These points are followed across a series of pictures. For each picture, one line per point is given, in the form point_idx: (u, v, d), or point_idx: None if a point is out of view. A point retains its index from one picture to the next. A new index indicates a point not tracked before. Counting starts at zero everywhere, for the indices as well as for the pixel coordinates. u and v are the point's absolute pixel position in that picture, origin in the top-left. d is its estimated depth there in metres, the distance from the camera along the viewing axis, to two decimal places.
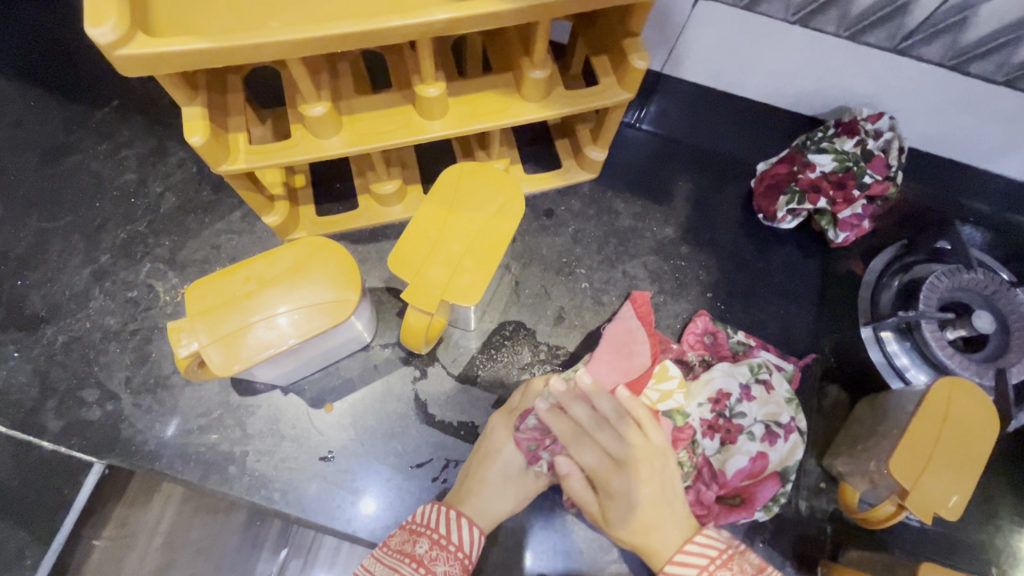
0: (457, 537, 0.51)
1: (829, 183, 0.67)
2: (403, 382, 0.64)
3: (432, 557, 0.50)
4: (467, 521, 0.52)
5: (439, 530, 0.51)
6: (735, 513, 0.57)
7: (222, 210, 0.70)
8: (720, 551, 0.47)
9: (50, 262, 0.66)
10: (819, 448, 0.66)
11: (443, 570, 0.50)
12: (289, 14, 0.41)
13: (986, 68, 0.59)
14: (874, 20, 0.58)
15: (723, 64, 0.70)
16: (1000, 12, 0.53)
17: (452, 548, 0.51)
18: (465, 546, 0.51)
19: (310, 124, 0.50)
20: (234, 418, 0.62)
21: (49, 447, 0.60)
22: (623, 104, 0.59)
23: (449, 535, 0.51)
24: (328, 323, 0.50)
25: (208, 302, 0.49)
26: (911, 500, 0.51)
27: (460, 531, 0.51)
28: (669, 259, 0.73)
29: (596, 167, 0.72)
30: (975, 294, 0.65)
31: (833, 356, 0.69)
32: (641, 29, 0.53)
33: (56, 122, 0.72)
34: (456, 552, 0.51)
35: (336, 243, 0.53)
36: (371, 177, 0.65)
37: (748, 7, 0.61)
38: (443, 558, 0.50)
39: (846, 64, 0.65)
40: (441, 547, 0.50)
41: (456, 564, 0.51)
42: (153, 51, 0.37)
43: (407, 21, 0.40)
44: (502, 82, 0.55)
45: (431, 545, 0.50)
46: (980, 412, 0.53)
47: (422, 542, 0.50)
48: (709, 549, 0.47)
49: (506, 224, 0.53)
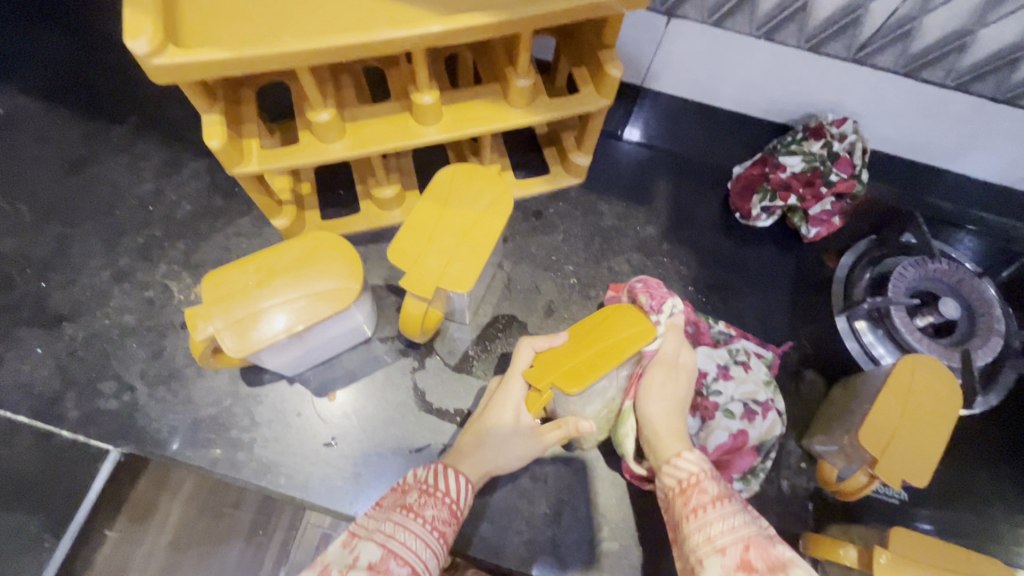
0: (445, 484, 0.51)
1: (799, 181, 0.72)
2: (402, 372, 0.69)
3: (420, 502, 0.49)
4: (454, 471, 0.53)
5: (426, 481, 0.51)
6: None
7: (233, 216, 0.75)
8: (695, 472, 0.50)
9: (71, 264, 0.71)
10: (798, 429, 0.69)
11: (432, 515, 0.49)
12: (299, 29, 0.47)
13: (936, 74, 0.64)
14: (830, 32, 0.63)
15: (697, 75, 0.76)
16: (942, 23, 0.59)
17: (439, 494, 0.51)
18: (454, 493, 0.51)
19: (316, 129, 0.55)
20: (243, 407, 0.66)
21: (67, 436, 0.63)
22: (602, 110, 0.64)
23: (436, 483, 0.51)
24: (332, 309, 0.54)
25: (221, 291, 0.54)
26: (881, 470, 0.54)
27: (447, 480, 0.52)
28: (652, 256, 0.78)
29: (581, 172, 0.77)
30: (942, 283, 0.69)
31: (810, 343, 0.73)
32: (615, 42, 0.59)
33: (80, 138, 0.77)
34: (443, 498, 0.51)
35: (339, 237, 0.57)
36: (372, 182, 0.71)
37: (716, 23, 0.67)
38: (430, 503, 0.49)
39: (809, 73, 0.70)
40: (428, 493, 0.50)
41: (445, 510, 0.50)
42: (180, 60, 0.42)
43: (403, 33, 0.45)
44: (490, 92, 0.61)
45: (419, 493, 0.50)
46: (942, 387, 0.57)
47: (411, 492, 0.50)
48: (703, 462, 0.51)
49: (496, 217, 0.58)
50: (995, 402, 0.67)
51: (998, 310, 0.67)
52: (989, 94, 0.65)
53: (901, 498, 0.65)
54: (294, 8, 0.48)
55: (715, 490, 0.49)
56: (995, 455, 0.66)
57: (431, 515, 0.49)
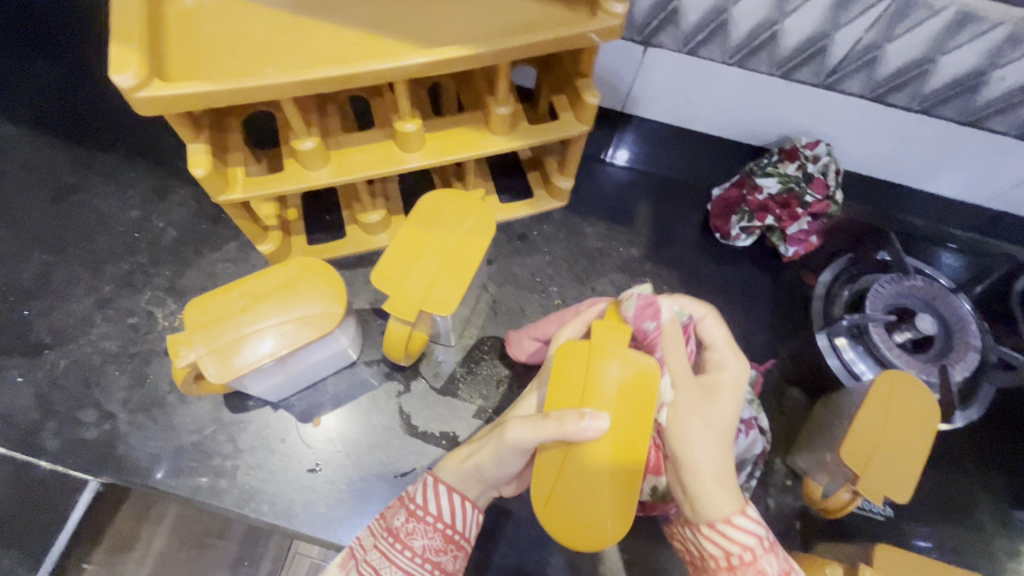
0: (434, 507, 0.51)
1: (775, 203, 0.74)
2: (388, 396, 0.69)
3: (409, 531, 0.50)
4: (444, 489, 0.51)
5: (416, 501, 0.51)
6: None
7: (220, 241, 0.75)
8: (750, 546, 0.46)
9: (56, 292, 0.71)
10: (782, 447, 0.70)
11: (422, 544, 0.50)
12: (282, 62, 0.48)
13: (902, 99, 0.66)
14: (800, 60, 0.66)
15: (674, 101, 0.78)
16: (904, 50, 0.61)
17: (429, 519, 0.51)
18: (446, 516, 0.51)
19: (301, 157, 0.56)
20: (226, 434, 0.65)
21: (46, 466, 0.63)
22: (582, 136, 0.66)
23: (426, 506, 0.51)
24: (316, 334, 0.54)
25: (205, 317, 0.54)
26: (861, 486, 0.55)
27: (437, 501, 0.51)
28: (634, 276, 0.79)
29: (564, 195, 0.79)
30: (918, 299, 0.70)
31: (790, 360, 0.74)
32: (591, 71, 0.61)
33: (67, 167, 0.78)
34: (433, 522, 0.51)
35: (324, 262, 0.58)
36: (358, 208, 0.72)
37: (689, 52, 0.69)
38: (420, 530, 0.50)
39: (782, 98, 0.72)
40: (417, 519, 0.50)
41: (437, 536, 0.51)
42: (165, 93, 0.43)
43: (384, 64, 0.47)
44: (472, 120, 0.62)
45: (406, 516, 0.51)
46: (920, 400, 0.58)
47: (400, 514, 0.52)
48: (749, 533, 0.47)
49: (478, 241, 0.59)
50: (976, 417, 0.68)
51: (973, 326, 0.68)
52: (952, 117, 0.67)
53: (885, 514, 0.66)
54: (279, 42, 0.49)
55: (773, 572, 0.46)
56: (977, 469, 0.67)
57: (420, 545, 0.50)
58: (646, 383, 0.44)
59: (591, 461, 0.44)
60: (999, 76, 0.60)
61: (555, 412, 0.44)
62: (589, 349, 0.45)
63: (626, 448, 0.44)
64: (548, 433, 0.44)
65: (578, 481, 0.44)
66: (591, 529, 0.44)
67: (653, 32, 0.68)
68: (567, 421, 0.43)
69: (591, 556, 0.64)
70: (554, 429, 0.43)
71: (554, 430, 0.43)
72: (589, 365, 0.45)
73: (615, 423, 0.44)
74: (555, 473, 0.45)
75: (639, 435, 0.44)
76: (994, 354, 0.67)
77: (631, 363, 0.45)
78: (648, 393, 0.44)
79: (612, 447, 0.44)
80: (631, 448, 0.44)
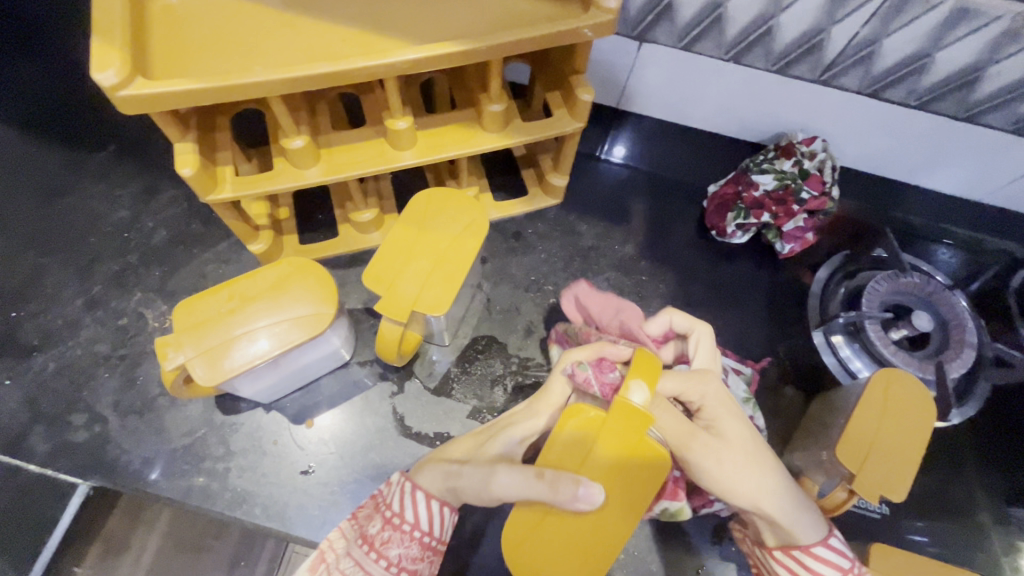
0: (411, 515, 0.49)
1: (771, 200, 0.73)
2: (381, 397, 0.68)
3: (384, 539, 0.49)
4: (421, 496, 0.49)
5: (392, 509, 0.49)
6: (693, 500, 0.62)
7: (211, 241, 0.74)
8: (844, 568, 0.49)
9: (44, 293, 0.70)
10: (779, 445, 0.70)
11: (397, 552, 0.49)
12: (269, 60, 0.47)
13: (899, 94, 0.66)
14: (796, 55, 0.65)
15: (670, 97, 0.77)
16: (901, 45, 0.60)
17: (406, 527, 0.49)
18: (423, 523, 0.49)
19: (290, 156, 0.55)
20: (218, 436, 0.65)
21: (35, 470, 0.62)
22: (576, 132, 0.65)
23: (403, 513, 0.49)
24: (307, 335, 0.54)
25: (194, 319, 0.53)
26: (857, 485, 0.54)
27: (415, 509, 0.49)
28: (630, 274, 0.79)
29: (558, 193, 0.78)
30: (914, 296, 0.70)
31: (787, 358, 0.74)
32: (585, 68, 0.60)
33: (55, 166, 0.77)
34: (409, 530, 0.49)
35: (315, 262, 0.57)
36: (350, 207, 0.71)
37: (685, 47, 0.68)
38: (396, 539, 0.48)
39: (779, 94, 0.72)
40: (393, 528, 0.49)
41: (414, 545, 0.49)
42: (148, 92, 0.42)
43: (373, 61, 0.46)
44: (464, 117, 0.62)
45: (382, 524, 0.49)
46: (916, 399, 0.58)
47: (376, 522, 0.50)
48: (841, 560, 0.49)
49: (471, 240, 0.59)
50: (973, 413, 0.68)
51: (969, 322, 0.68)
52: (950, 113, 0.66)
53: (881, 512, 0.66)
54: (266, 39, 0.48)
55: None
56: (974, 467, 0.67)
57: (395, 554, 0.48)
58: (660, 471, 0.45)
59: (568, 521, 0.46)
60: (996, 71, 0.59)
61: (552, 470, 0.45)
62: (602, 417, 0.45)
63: (609, 518, 0.46)
64: (538, 494, 0.44)
65: (554, 538, 0.46)
66: (550, 574, 0.46)
67: (648, 28, 0.67)
68: (561, 483, 0.44)
69: None
70: (547, 491, 0.44)
71: (541, 489, 0.44)
72: (602, 428, 0.44)
73: (610, 495, 0.45)
74: (535, 522, 0.46)
75: (624, 508, 0.45)
76: (989, 351, 0.68)
77: (640, 443, 0.44)
78: (656, 479, 0.45)
79: (593, 516, 0.45)
80: (612, 520, 0.46)
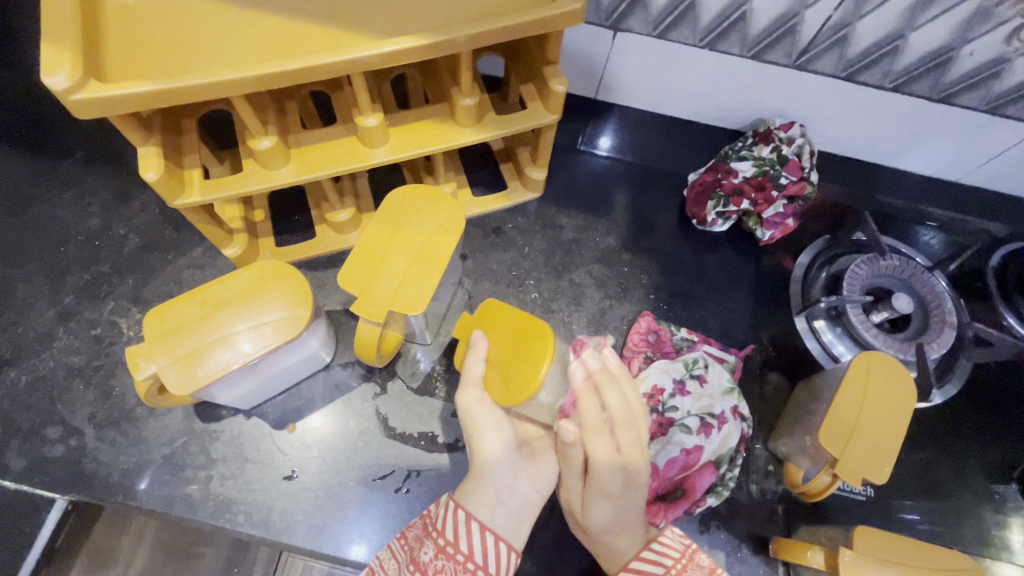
0: (467, 546, 0.48)
1: (751, 186, 0.73)
2: (364, 399, 0.67)
3: (438, 568, 0.48)
4: (478, 527, 0.49)
5: (447, 537, 0.49)
6: (678, 506, 0.62)
7: (185, 247, 0.73)
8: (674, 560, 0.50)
9: (15, 305, 0.69)
10: (765, 431, 0.70)
11: None
12: (230, 59, 0.46)
13: (875, 77, 0.66)
14: (771, 40, 0.64)
15: (648, 87, 0.76)
16: (874, 27, 0.60)
17: (461, 557, 0.48)
18: (477, 556, 0.49)
19: (259, 157, 0.54)
20: (198, 445, 0.64)
21: (11, 486, 0.61)
22: (552, 125, 0.64)
23: (457, 542, 0.49)
24: (283, 339, 0.53)
25: (166, 326, 0.53)
26: (843, 468, 0.55)
27: (469, 540, 0.48)
28: (613, 266, 0.78)
29: (538, 186, 0.78)
30: (894, 278, 0.70)
31: (771, 345, 0.73)
32: (558, 58, 0.59)
33: (21, 175, 0.75)
34: (464, 561, 0.48)
35: (288, 264, 0.56)
36: (326, 207, 0.70)
37: (660, 35, 0.68)
38: (449, 569, 0.48)
39: (756, 81, 0.71)
40: (448, 556, 0.48)
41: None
42: (103, 94, 0.41)
43: (337, 57, 0.45)
44: (437, 113, 0.60)
45: (437, 552, 0.48)
46: (897, 381, 0.58)
47: (429, 548, 0.49)
48: (665, 557, 0.51)
49: (447, 238, 0.58)
50: (954, 391, 0.68)
51: (948, 302, 0.68)
52: (925, 94, 0.66)
53: (867, 495, 0.66)
54: (230, 37, 0.47)
55: None
56: (959, 446, 0.67)
57: None
58: (495, 306, 0.57)
59: (510, 352, 0.55)
60: (969, 51, 0.59)
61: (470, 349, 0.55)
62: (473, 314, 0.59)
63: (504, 327, 0.56)
64: (474, 374, 0.53)
65: (513, 362, 0.54)
66: (540, 351, 0.53)
67: (622, 16, 0.66)
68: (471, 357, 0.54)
69: (576, 551, 0.64)
70: (474, 357, 0.53)
71: (475, 363, 0.53)
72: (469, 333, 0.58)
73: (500, 332, 0.56)
74: (503, 374, 0.54)
75: (499, 315, 0.57)
76: (970, 331, 0.67)
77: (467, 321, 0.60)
78: (491, 308, 0.57)
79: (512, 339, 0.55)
80: (496, 315, 0.57)
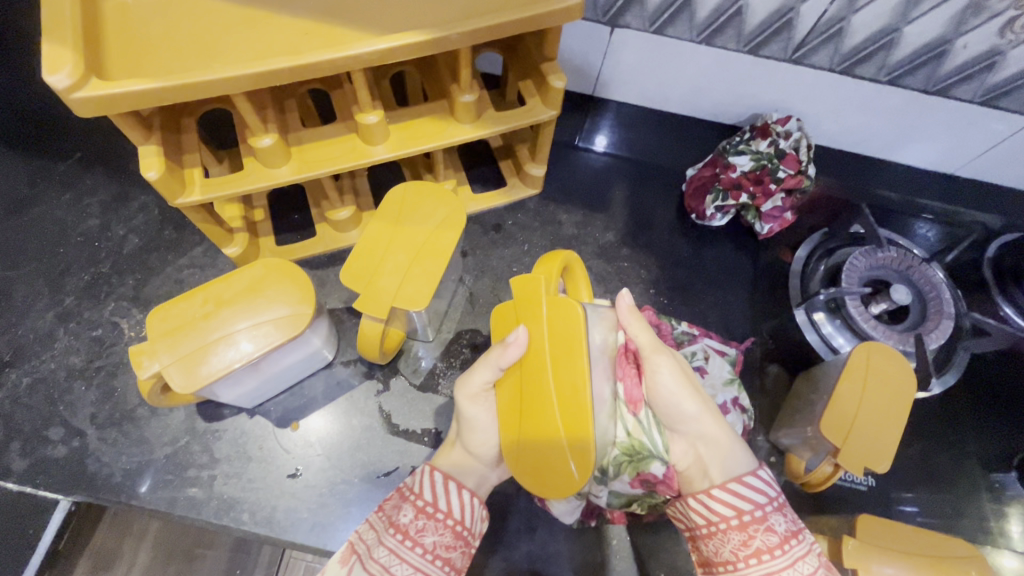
0: (446, 503, 0.49)
1: (748, 180, 0.73)
2: (367, 396, 0.67)
3: (419, 527, 0.47)
4: (456, 486, 0.50)
5: (425, 497, 0.49)
6: None
7: (185, 247, 0.73)
8: (762, 503, 0.48)
9: (14, 306, 0.68)
10: (766, 423, 0.71)
11: (433, 540, 0.47)
12: (230, 56, 0.46)
13: (870, 70, 0.66)
14: (767, 34, 0.65)
15: (645, 83, 0.77)
16: (869, 21, 0.60)
17: (441, 515, 0.48)
18: (456, 511, 0.49)
19: (259, 155, 0.54)
20: (201, 444, 0.64)
21: (13, 488, 0.60)
22: (550, 121, 0.64)
23: (437, 502, 0.49)
24: (285, 337, 0.53)
25: (169, 325, 0.53)
26: (844, 458, 0.55)
27: (450, 498, 0.49)
28: (612, 261, 0.79)
29: (537, 182, 0.78)
30: (892, 270, 0.70)
31: (771, 338, 0.74)
32: (556, 54, 0.60)
33: (19, 176, 0.75)
34: (445, 520, 0.48)
35: (288, 261, 0.56)
36: (326, 205, 0.70)
37: (657, 31, 0.68)
38: (432, 527, 0.48)
39: (752, 76, 0.71)
40: (429, 515, 0.48)
41: (447, 533, 0.48)
42: (105, 92, 0.41)
43: (337, 54, 0.45)
44: (436, 109, 0.61)
45: (416, 513, 0.48)
46: (899, 370, 0.58)
47: (407, 511, 0.48)
48: (765, 490, 0.48)
49: (449, 233, 0.58)
50: (954, 380, 0.68)
51: (946, 293, 0.69)
52: (920, 87, 0.67)
53: (868, 484, 0.66)
54: (230, 34, 0.47)
55: (782, 529, 0.47)
56: (959, 436, 0.68)
57: (431, 541, 0.47)
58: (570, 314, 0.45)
59: (542, 412, 0.46)
60: (963, 43, 0.60)
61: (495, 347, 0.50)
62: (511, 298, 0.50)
63: (568, 381, 0.44)
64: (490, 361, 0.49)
65: (533, 418, 0.46)
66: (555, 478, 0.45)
67: (619, 12, 0.66)
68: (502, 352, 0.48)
69: (581, 544, 0.64)
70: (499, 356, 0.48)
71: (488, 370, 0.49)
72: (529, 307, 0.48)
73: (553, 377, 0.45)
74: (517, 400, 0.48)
75: (573, 356, 0.44)
76: (966, 321, 0.68)
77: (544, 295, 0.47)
78: (571, 329, 0.45)
79: (547, 351, 0.46)
80: (564, 350, 0.45)
